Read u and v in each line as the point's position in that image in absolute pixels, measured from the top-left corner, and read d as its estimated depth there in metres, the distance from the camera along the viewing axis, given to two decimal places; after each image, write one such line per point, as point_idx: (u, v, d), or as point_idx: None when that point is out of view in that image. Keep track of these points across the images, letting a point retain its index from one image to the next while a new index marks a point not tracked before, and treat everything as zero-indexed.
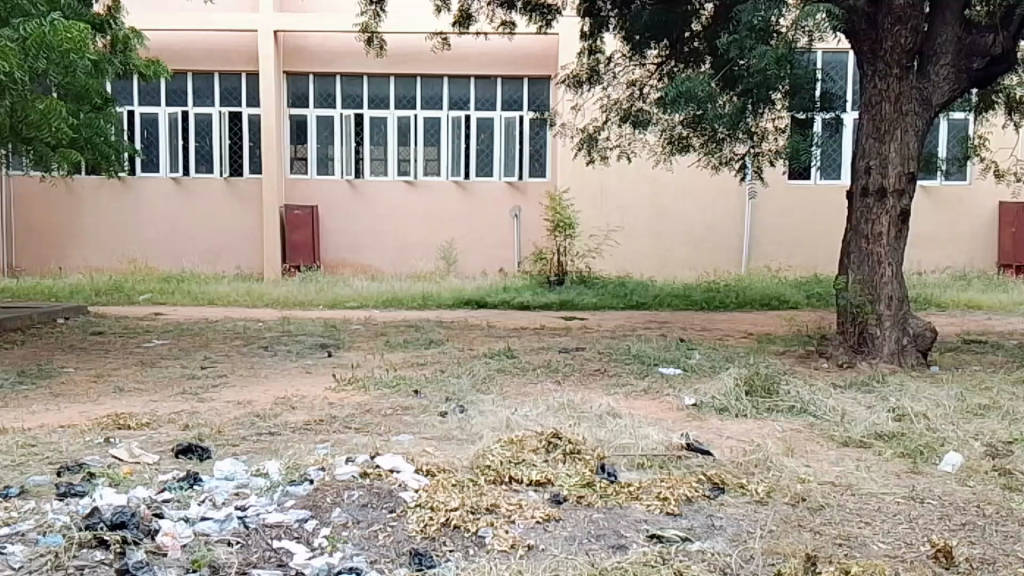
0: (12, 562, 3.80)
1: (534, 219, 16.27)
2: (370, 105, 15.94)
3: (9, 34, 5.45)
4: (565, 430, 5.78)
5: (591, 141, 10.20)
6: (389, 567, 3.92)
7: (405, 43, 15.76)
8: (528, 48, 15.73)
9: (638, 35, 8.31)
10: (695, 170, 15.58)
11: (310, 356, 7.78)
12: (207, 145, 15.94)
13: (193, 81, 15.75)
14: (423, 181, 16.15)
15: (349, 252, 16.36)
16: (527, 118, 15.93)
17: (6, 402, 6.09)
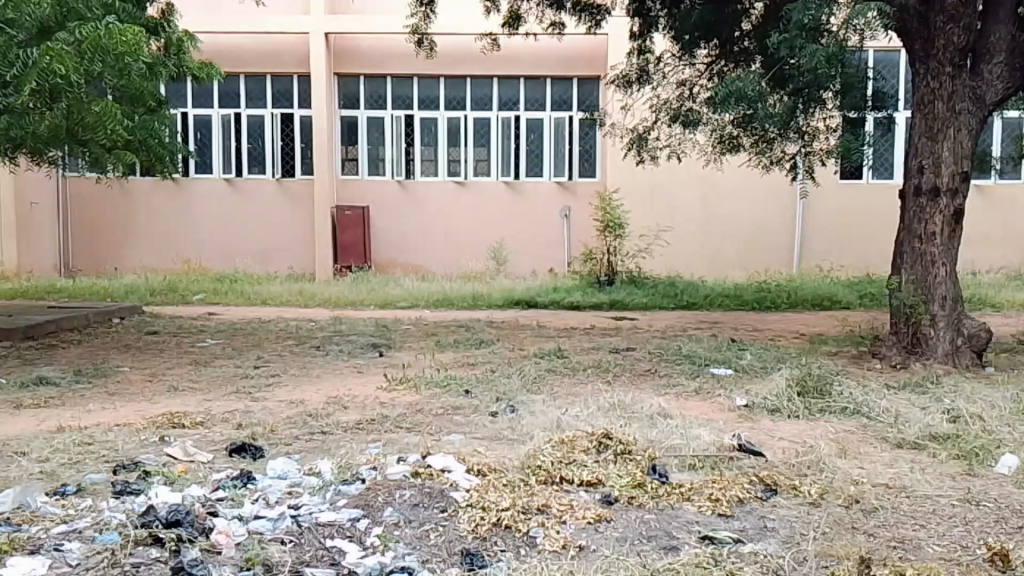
0: (70, 559, 3.82)
1: (583, 219, 16.25)
2: (420, 105, 16.01)
3: (66, 39, 5.53)
4: (615, 430, 5.76)
5: (641, 141, 10.17)
6: (441, 567, 3.92)
7: (454, 43, 15.80)
8: (579, 48, 15.73)
9: (688, 34, 8.32)
10: (746, 170, 15.56)
11: (362, 355, 7.81)
12: (259, 146, 16.07)
13: (245, 84, 15.89)
14: (473, 181, 16.22)
15: (399, 252, 16.47)
16: (576, 118, 15.93)
17: (63, 401, 6.16)
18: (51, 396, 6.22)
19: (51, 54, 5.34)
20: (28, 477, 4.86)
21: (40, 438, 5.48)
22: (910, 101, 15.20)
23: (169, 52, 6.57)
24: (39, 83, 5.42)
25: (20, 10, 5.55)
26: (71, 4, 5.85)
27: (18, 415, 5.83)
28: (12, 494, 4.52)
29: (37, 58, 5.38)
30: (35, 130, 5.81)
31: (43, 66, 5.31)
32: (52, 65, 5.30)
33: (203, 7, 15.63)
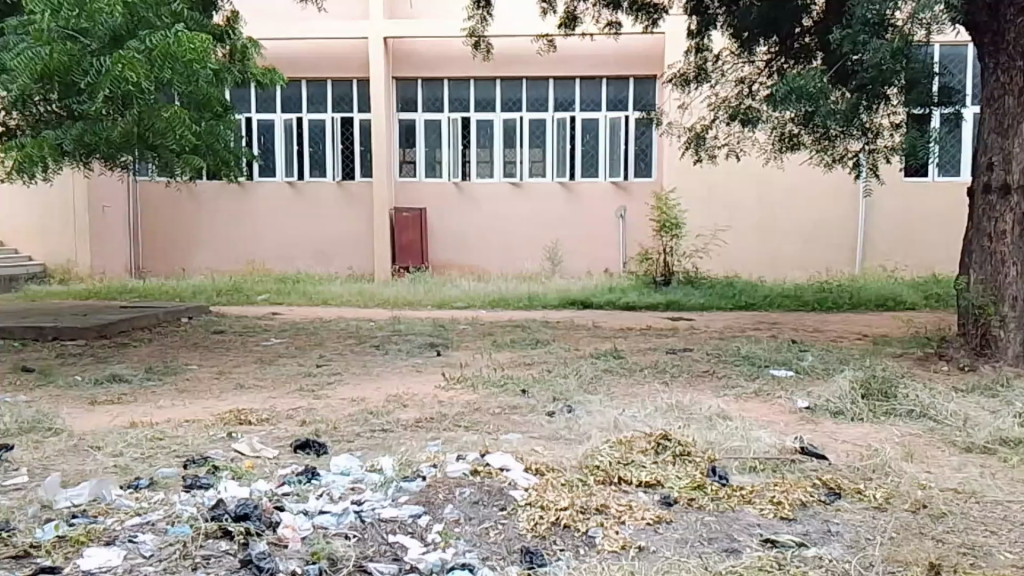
0: (143, 550, 3.95)
1: (640, 219, 16.19)
2: (476, 108, 16.15)
3: (137, 46, 5.62)
4: (674, 432, 5.71)
5: (698, 141, 10.13)
6: (501, 565, 3.95)
7: (509, 45, 15.84)
8: (636, 48, 15.64)
9: (747, 31, 8.27)
10: (807, 169, 15.29)
11: (420, 355, 7.90)
12: (320, 150, 16.38)
13: (307, 88, 16.22)
14: (529, 182, 16.28)
15: (456, 253, 16.63)
16: (632, 118, 15.85)
17: (136, 397, 6.39)
18: (124, 393, 6.46)
19: (123, 62, 5.45)
20: (104, 470, 5.05)
21: (114, 433, 5.69)
22: (979, 96, 14.76)
23: (234, 58, 6.72)
24: (112, 91, 5.57)
25: (92, 19, 5.60)
26: (141, 11, 5.81)
27: (94, 411, 6.06)
28: (89, 487, 4.69)
29: (111, 66, 5.51)
30: (109, 137, 5.95)
31: (117, 74, 5.43)
32: (124, 73, 5.43)
33: (264, 14, 15.97)
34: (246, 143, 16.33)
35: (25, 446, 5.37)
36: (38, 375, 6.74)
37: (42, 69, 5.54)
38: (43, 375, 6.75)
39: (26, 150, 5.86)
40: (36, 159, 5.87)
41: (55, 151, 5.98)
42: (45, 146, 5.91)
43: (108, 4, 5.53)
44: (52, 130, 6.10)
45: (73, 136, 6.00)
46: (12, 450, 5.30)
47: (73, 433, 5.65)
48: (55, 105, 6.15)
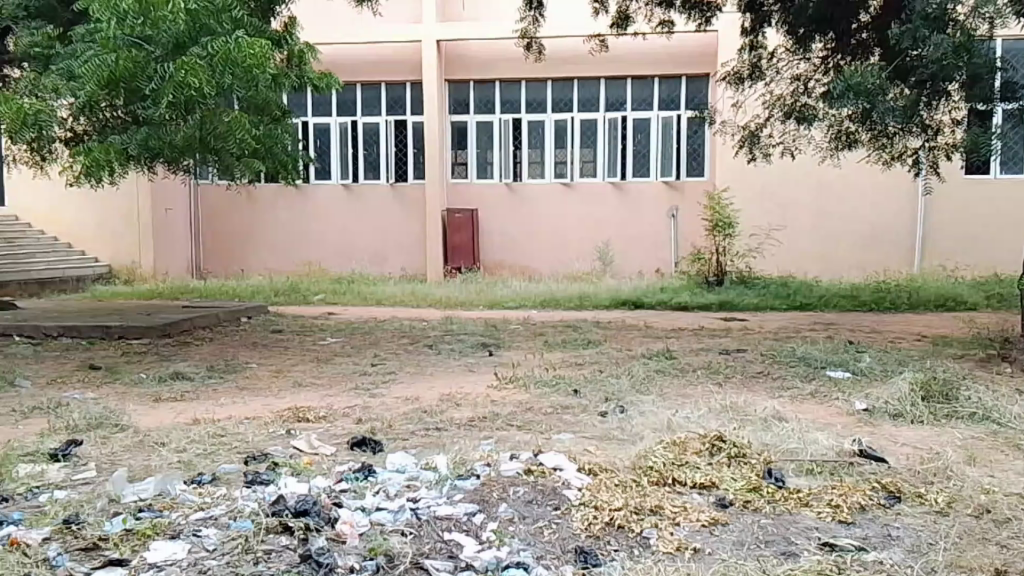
0: (207, 544, 4.06)
1: (692, 220, 16.04)
2: (528, 109, 16.23)
3: (199, 52, 5.76)
4: (728, 433, 5.67)
5: (752, 138, 10.12)
6: (556, 564, 3.97)
7: (561, 45, 15.87)
8: (688, 47, 15.51)
9: (801, 27, 8.16)
10: (865, 167, 15.03)
11: (473, 355, 7.96)
12: (374, 152, 16.62)
13: (362, 92, 16.46)
14: (580, 183, 16.26)
15: (508, 253, 16.67)
16: (685, 117, 15.73)
17: (199, 394, 6.58)
18: (186, 390, 6.64)
19: (186, 67, 5.59)
20: (169, 465, 5.19)
21: (177, 430, 5.83)
22: None
23: (292, 63, 6.83)
24: (176, 97, 5.69)
25: (156, 26, 5.73)
26: (203, 18, 5.88)
27: (158, 408, 6.23)
28: (155, 482, 4.83)
29: (174, 71, 5.67)
30: (173, 141, 6.07)
31: (180, 80, 5.58)
32: (187, 78, 5.57)
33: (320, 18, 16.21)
34: (303, 145, 16.62)
35: (94, 441, 5.56)
36: (105, 373, 6.97)
37: (109, 75, 5.71)
38: (109, 373, 6.98)
39: (93, 154, 6.03)
40: (102, 163, 6.03)
41: (122, 155, 6.12)
42: (111, 150, 6.06)
43: (172, 12, 5.65)
44: (118, 134, 6.20)
45: (137, 141, 6.10)
46: (81, 445, 5.48)
47: (139, 429, 5.82)
48: (120, 110, 6.22)
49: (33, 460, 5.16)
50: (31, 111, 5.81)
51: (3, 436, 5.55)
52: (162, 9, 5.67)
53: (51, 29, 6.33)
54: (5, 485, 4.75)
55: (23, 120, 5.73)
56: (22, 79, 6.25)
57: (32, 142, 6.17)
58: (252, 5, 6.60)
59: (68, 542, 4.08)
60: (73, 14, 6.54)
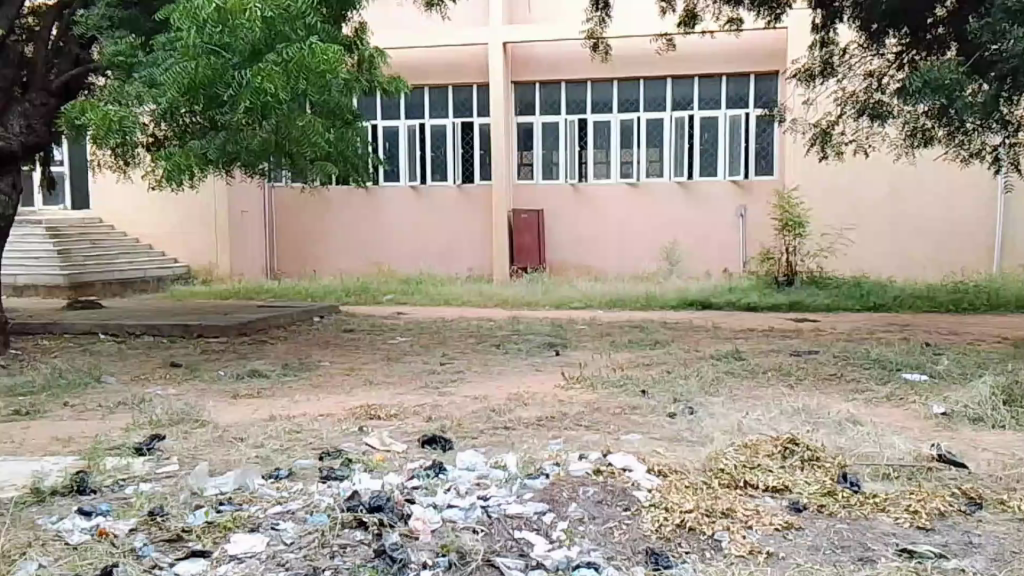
0: (285, 537, 4.17)
1: (762, 220, 15.81)
2: (593, 109, 16.24)
3: (274, 58, 5.83)
4: (802, 436, 5.58)
5: (824, 137, 10.52)
6: (626, 565, 3.97)
7: (628, 46, 15.82)
8: (758, 44, 15.34)
9: (874, 23, 7.99)
10: (942, 164, 14.66)
11: (540, 354, 8.01)
12: (442, 154, 16.82)
13: (429, 95, 16.70)
14: (646, 183, 16.16)
15: (573, 253, 16.66)
16: (754, 116, 15.55)
17: (276, 391, 6.77)
18: (263, 387, 6.83)
19: (263, 74, 5.70)
20: (248, 460, 5.34)
21: (255, 425, 5.99)
22: None
23: (362, 69, 6.99)
24: (253, 102, 5.81)
25: (233, 34, 5.78)
26: (277, 26, 5.90)
27: (236, 404, 6.43)
28: (234, 476, 4.99)
29: (251, 78, 5.77)
30: (249, 146, 6.19)
31: (257, 86, 5.70)
32: (263, 84, 5.69)
33: (390, 23, 16.53)
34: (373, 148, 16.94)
35: (176, 436, 5.74)
36: (185, 371, 7.21)
37: (189, 82, 5.83)
38: (189, 370, 7.23)
39: (175, 159, 6.21)
40: (183, 168, 6.21)
41: (202, 159, 6.29)
42: (192, 155, 6.24)
43: (248, 19, 5.72)
44: (198, 139, 6.36)
45: (216, 145, 6.24)
46: (164, 440, 5.66)
47: (218, 424, 6.01)
48: (199, 116, 6.34)
49: (119, 454, 5.36)
50: (116, 118, 5.95)
51: (93, 430, 5.78)
52: (238, 18, 5.75)
53: (134, 38, 6.52)
54: (94, 477, 4.95)
55: (108, 126, 5.90)
56: (105, 88, 6.40)
57: (118, 147, 6.35)
58: (326, 10, 6.62)
59: (153, 533, 4.23)
60: (153, 23, 6.71)
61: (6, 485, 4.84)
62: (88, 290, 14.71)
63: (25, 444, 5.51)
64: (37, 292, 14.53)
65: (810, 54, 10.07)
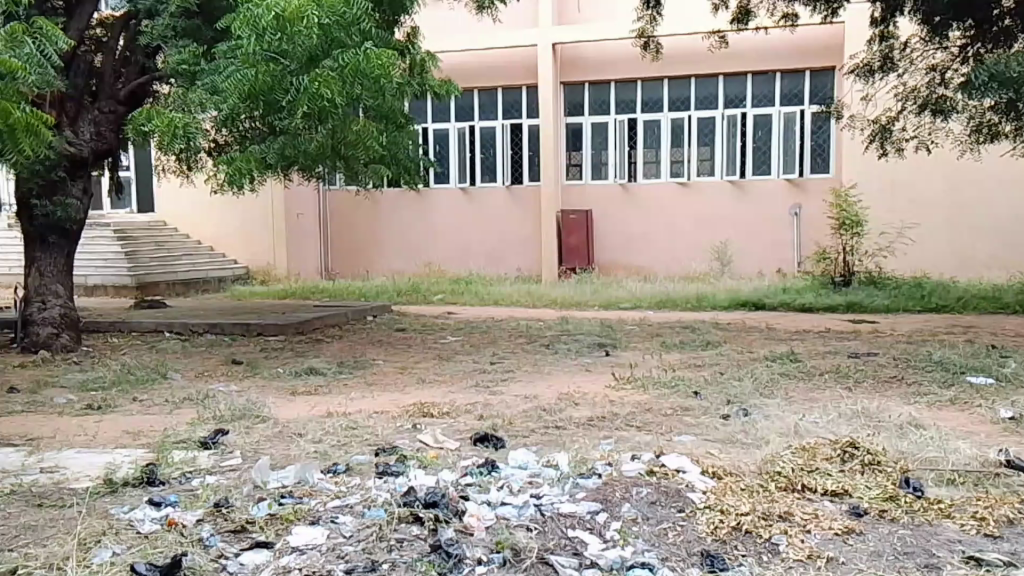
0: (344, 530, 4.28)
1: (816, 219, 15.48)
2: (643, 109, 16.14)
3: (331, 65, 5.93)
4: (861, 440, 5.46)
5: (884, 133, 10.39)
6: (682, 566, 3.95)
7: (679, 44, 15.66)
8: (813, 40, 15.02)
9: (937, 16, 7.80)
10: (1008, 160, 14.15)
11: (590, 354, 8.03)
12: (491, 156, 16.94)
13: (479, 98, 16.83)
14: (696, 182, 15.97)
15: (622, 253, 16.54)
16: (809, 113, 15.27)
17: (333, 388, 6.95)
18: (319, 384, 7.03)
19: (319, 80, 5.81)
20: (306, 455, 5.50)
21: (313, 421, 6.17)
22: None
23: (414, 72, 7.10)
24: (310, 107, 5.94)
25: (292, 40, 5.89)
26: (334, 33, 6.02)
27: (294, 401, 6.62)
28: (295, 471, 5.14)
29: (308, 84, 5.88)
30: (307, 149, 6.34)
31: (314, 92, 5.82)
32: (320, 90, 5.80)
33: (441, 28, 16.72)
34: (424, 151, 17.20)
35: (239, 431, 5.94)
36: (246, 368, 7.46)
37: (249, 89, 6.00)
38: (250, 367, 7.48)
39: (236, 164, 6.41)
40: (243, 172, 6.39)
41: (261, 164, 6.48)
42: (252, 160, 6.42)
43: (306, 28, 5.80)
44: (257, 144, 6.57)
45: (275, 150, 6.41)
46: (227, 434, 5.87)
47: (278, 419, 6.20)
48: (258, 121, 6.55)
49: (186, 447, 5.58)
50: (181, 124, 6.14)
51: (161, 424, 6.03)
52: (297, 25, 5.84)
53: (196, 47, 6.76)
54: (162, 469, 5.15)
55: (174, 132, 6.10)
56: (172, 95, 6.63)
57: (182, 152, 6.57)
58: (379, 15, 6.71)
59: (219, 524, 4.39)
60: (215, 31, 7.03)
61: (83, 474, 5.09)
62: (152, 290, 15.14)
63: (98, 436, 5.78)
64: (106, 292, 15.06)
65: (867, 50, 10.05)
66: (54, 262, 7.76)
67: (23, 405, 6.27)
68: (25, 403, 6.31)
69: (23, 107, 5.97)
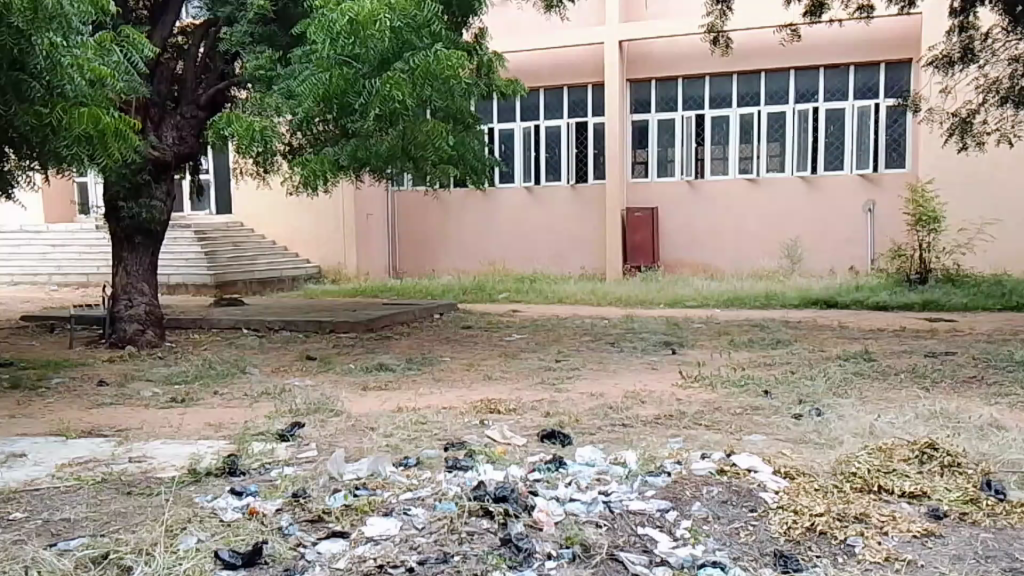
0: (417, 522, 4.33)
1: (892, 214, 15.00)
2: (711, 104, 15.93)
3: (401, 67, 6.05)
4: (940, 441, 5.31)
5: (964, 125, 10.15)
6: (754, 566, 3.90)
7: (749, 37, 15.48)
8: (890, 31, 14.61)
9: (1020, 7, 7.62)
10: None
11: (656, 353, 8.02)
12: (556, 155, 16.99)
13: (545, 96, 16.93)
14: (766, 178, 15.70)
15: (688, 252, 16.35)
16: (884, 106, 14.84)
17: (403, 384, 7.11)
18: (390, 380, 7.19)
19: (390, 82, 5.94)
20: (379, 448, 5.62)
21: (384, 416, 6.31)
22: None
23: (481, 73, 7.18)
24: (382, 109, 6.07)
25: (364, 45, 6.04)
26: (405, 35, 6.13)
27: (365, 396, 6.79)
28: (368, 463, 5.24)
29: (379, 87, 6.00)
30: (378, 151, 6.48)
31: (385, 94, 5.94)
32: (391, 92, 5.92)
33: (507, 29, 16.90)
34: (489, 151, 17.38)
35: (314, 424, 6.12)
36: (319, 363, 7.69)
37: (324, 92, 6.16)
38: (323, 363, 7.71)
39: (310, 166, 6.64)
40: (318, 173, 6.62)
41: (334, 166, 6.66)
42: (326, 161, 6.61)
43: (378, 31, 5.96)
44: (330, 147, 6.74)
45: (347, 152, 6.57)
46: (303, 427, 6.05)
47: (350, 414, 6.36)
48: (331, 124, 6.73)
49: (264, 439, 5.79)
50: (258, 128, 6.37)
51: (241, 417, 6.27)
52: (369, 29, 5.99)
53: (271, 53, 6.99)
54: (243, 460, 5.34)
55: (251, 136, 6.31)
56: (250, 101, 6.84)
57: (259, 155, 6.77)
58: (448, 17, 6.81)
59: (298, 514, 4.50)
60: (289, 38, 7.24)
61: (169, 464, 5.30)
62: (231, 288, 15.66)
63: (182, 428, 6.03)
64: (187, 291, 15.56)
65: (945, 42, 9.84)
66: (140, 262, 8.09)
67: (112, 398, 6.60)
68: (114, 396, 6.63)
69: (112, 112, 6.37)
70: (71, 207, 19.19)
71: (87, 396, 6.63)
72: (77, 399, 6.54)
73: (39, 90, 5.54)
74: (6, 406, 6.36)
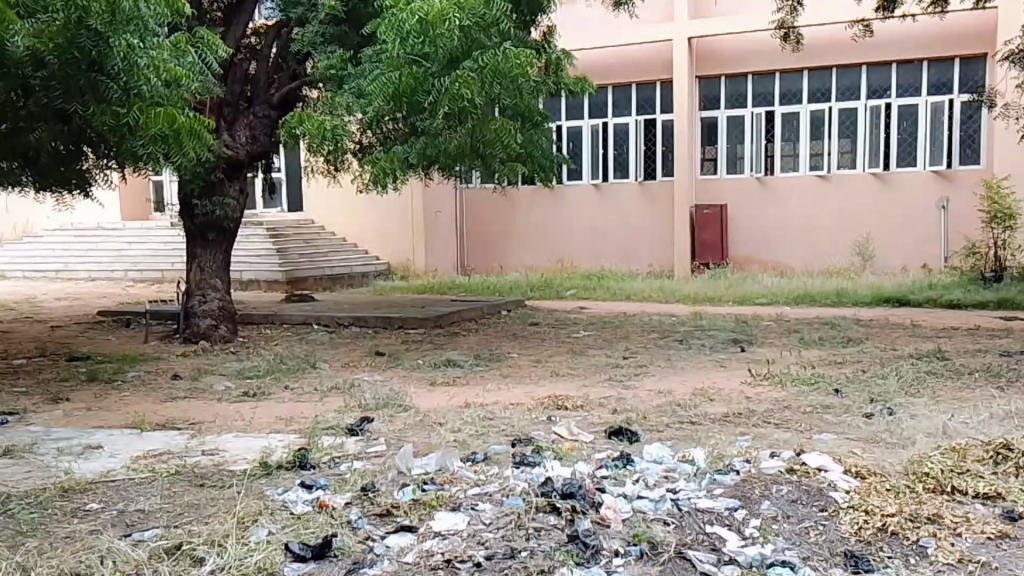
0: (484, 517, 4.27)
1: (965, 212, 14.79)
2: (781, 101, 15.87)
3: (471, 65, 6.08)
4: (1017, 441, 5.17)
5: None
6: (824, 566, 3.82)
7: (820, 33, 15.41)
8: (965, 26, 14.45)
9: None
10: None
11: (724, 350, 8.00)
12: (624, 152, 17.01)
13: (612, 94, 16.97)
14: (837, 175, 15.57)
15: (756, 250, 16.28)
16: (959, 101, 14.66)
17: (472, 380, 7.17)
18: (458, 375, 7.28)
19: (461, 80, 5.99)
20: (447, 444, 5.59)
21: (452, 411, 6.35)
22: None
23: (549, 71, 7.27)
24: (450, 107, 6.12)
25: (434, 43, 6.07)
26: (474, 35, 6.15)
27: (434, 391, 6.87)
28: (435, 458, 5.17)
29: (449, 85, 6.06)
30: (446, 149, 6.55)
31: (455, 92, 5.99)
32: (461, 91, 5.98)
33: (573, 28, 16.98)
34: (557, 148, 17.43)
35: (383, 419, 6.17)
36: (389, 359, 7.81)
37: (394, 91, 6.24)
38: (392, 358, 7.83)
39: (381, 164, 6.74)
40: (388, 171, 6.73)
41: (404, 163, 6.77)
42: (395, 160, 6.74)
43: (448, 30, 5.97)
44: (400, 145, 6.85)
45: (417, 150, 6.69)
46: (372, 422, 6.09)
47: (418, 409, 6.42)
48: (401, 123, 6.84)
49: (334, 433, 5.82)
50: (329, 127, 6.49)
51: (311, 411, 6.36)
52: (438, 28, 6.00)
53: (343, 53, 7.13)
54: (313, 454, 5.35)
55: (323, 135, 6.44)
56: (321, 99, 6.97)
57: (329, 154, 6.91)
58: (517, 17, 6.89)
59: (366, 507, 4.47)
60: (360, 38, 7.37)
61: (240, 457, 5.35)
62: (303, 285, 15.91)
63: (254, 422, 6.12)
64: (259, 287, 15.83)
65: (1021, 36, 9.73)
66: (213, 258, 8.27)
67: (184, 392, 6.73)
68: (187, 390, 6.78)
69: (186, 112, 6.49)
70: (145, 203, 19.84)
71: (162, 389, 6.79)
72: (152, 392, 6.69)
73: (116, 91, 5.56)
74: (83, 398, 6.54)
